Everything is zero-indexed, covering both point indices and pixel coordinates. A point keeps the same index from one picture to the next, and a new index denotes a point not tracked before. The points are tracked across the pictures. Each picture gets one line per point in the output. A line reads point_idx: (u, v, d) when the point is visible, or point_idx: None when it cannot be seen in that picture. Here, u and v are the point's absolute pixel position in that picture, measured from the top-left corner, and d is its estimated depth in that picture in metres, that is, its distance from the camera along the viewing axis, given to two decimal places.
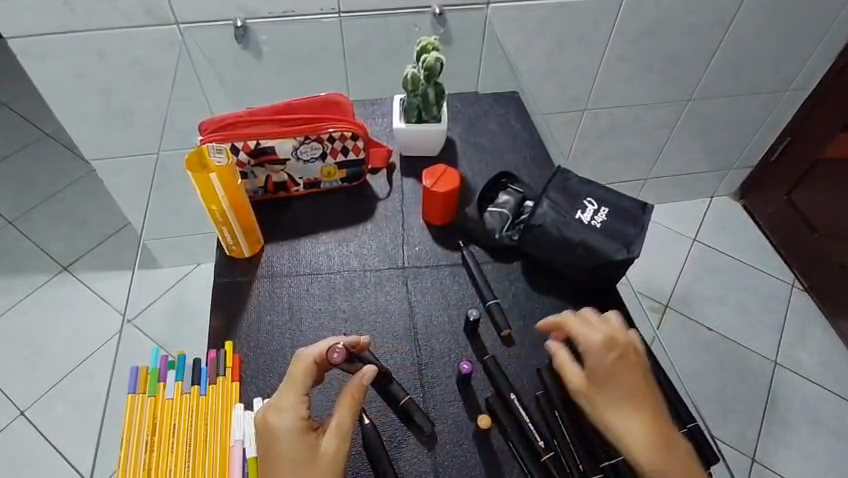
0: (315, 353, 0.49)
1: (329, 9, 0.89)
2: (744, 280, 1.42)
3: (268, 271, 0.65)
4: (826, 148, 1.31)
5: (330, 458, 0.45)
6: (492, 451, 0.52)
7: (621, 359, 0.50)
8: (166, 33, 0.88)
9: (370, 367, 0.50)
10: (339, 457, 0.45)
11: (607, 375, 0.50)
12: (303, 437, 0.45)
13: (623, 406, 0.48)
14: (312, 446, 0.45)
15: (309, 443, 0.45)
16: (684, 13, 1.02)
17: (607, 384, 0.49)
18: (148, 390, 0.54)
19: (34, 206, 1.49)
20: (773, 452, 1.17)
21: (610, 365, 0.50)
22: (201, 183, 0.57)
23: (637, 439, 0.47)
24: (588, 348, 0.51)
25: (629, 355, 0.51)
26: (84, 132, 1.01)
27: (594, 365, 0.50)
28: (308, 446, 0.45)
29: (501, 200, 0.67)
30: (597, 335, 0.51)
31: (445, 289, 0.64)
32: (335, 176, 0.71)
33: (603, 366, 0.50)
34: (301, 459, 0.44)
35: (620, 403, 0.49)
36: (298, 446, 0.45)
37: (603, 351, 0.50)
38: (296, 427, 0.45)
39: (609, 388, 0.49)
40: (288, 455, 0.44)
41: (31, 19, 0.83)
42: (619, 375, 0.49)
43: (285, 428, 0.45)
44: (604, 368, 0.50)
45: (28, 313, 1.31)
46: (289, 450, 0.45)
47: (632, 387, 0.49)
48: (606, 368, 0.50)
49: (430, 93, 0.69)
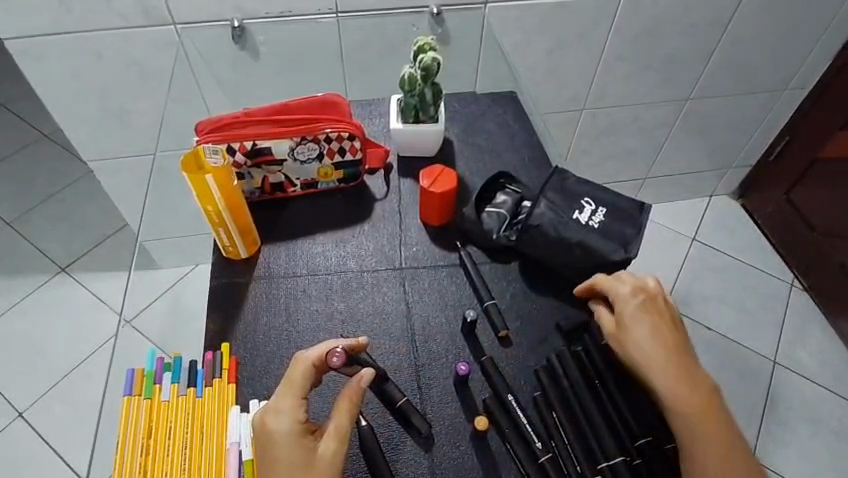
0: (314, 356, 0.49)
1: (326, 9, 0.89)
2: (743, 279, 1.42)
3: (265, 272, 0.65)
4: (825, 147, 1.31)
5: (327, 463, 0.45)
6: (489, 452, 0.52)
7: (648, 303, 0.54)
8: (163, 34, 0.87)
9: (368, 370, 0.49)
10: (337, 461, 0.45)
11: (636, 314, 0.53)
12: (301, 439, 0.45)
13: (651, 341, 0.52)
14: (310, 449, 0.45)
15: (307, 446, 0.45)
16: (682, 13, 1.02)
17: (635, 322, 0.53)
18: (144, 392, 0.54)
19: (33, 207, 1.49)
20: (773, 452, 1.16)
21: (638, 306, 0.54)
22: (196, 185, 0.57)
23: (662, 370, 0.51)
24: (618, 292, 0.55)
25: (656, 301, 0.55)
26: (82, 132, 1.01)
27: (623, 309, 0.54)
28: (306, 450, 0.45)
29: (499, 200, 0.67)
30: (626, 283, 0.56)
31: (442, 289, 0.64)
32: (332, 177, 0.71)
33: (632, 308, 0.54)
34: (298, 462, 0.44)
35: (646, 338, 0.52)
36: (295, 449, 0.45)
37: (632, 294, 0.54)
38: (293, 429, 0.45)
39: (636, 325, 0.53)
40: (287, 457, 0.44)
41: (28, 20, 0.82)
42: (647, 314, 0.53)
43: (284, 429, 0.45)
44: (632, 309, 0.54)
45: (26, 314, 1.31)
46: (288, 452, 0.45)
47: (660, 324, 0.53)
48: (635, 308, 0.54)
49: (427, 93, 0.69)
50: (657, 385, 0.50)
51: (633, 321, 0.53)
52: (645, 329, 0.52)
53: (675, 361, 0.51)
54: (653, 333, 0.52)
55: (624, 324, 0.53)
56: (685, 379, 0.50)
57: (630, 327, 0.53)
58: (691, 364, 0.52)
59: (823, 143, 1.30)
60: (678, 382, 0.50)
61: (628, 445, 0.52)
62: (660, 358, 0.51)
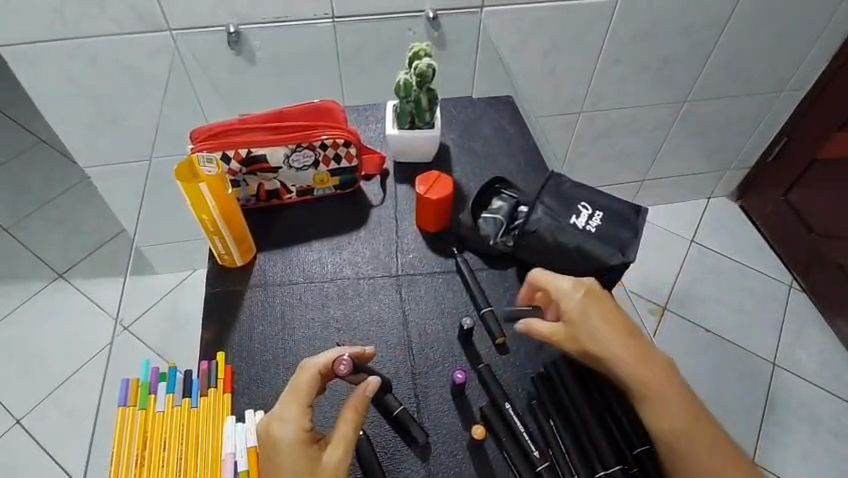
0: (322, 362, 0.48)
1: (322, 14, 0.88)
2: (741, 280, 1.42)
3: (261, 280, 0.65)
4: (824, 148, 1.30)
5: (331, 473, 0.43)
6: (487, 461, 0.52)
7: (591, 296, 0.52)
8: (158, 40, 0.87)
9: (375, 379, 0.49)
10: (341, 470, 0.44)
11: (584, 315, 0.51)
12: (304, 446, 0.44)
13: (605, 339, 0.50)
14: (314, 457, 0.44)
15: (310, 455, 0.44)
16: (679, 14, 1.02)
17: (588, 319, 0.51)
18: (138, 402, 0.54)
19: (29, 213, 1.49)
20: (773, 453, 1.16)
21: (585, 304, 0.52)
22: (189, 193, 0.57)
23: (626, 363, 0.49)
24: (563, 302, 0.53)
25: (602, 298, 0.53)
26: (77, 138, 1.00)
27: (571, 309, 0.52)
28: (309, 458, 0.44)
29: (494, 206, 0.66)
30: (564, 282, 0.54)
31: (439, 296, 0.63)
32: (327, 183, 0.70)
33: (577, 308, 0.52)
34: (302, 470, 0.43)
35: (600, 337, 0.51)
36: (298, 456, 0.44)
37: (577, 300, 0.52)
38: (296, 436, 0.45)
39: (590, 328, 0.51)
40: (289, 465, 0.43)
41: (21, 27, 0.82)
42: (596, 310, 0.52)
43: (286, 437, 0.44)
44: (580, 309, 0.52)
45: (21, 320, 1.31)
46: (289, 460, 0.44)
47: (612, 318, 0.51)
48: (581, 309, 0.52)
49: (423, 99, 0.68)
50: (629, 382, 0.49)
51: (587, 321, 0.51)
52: (600, 324, 0.51)
53: (630, 350, 0.50)
54: (608, 330, 0.51)
55: (576, 326, 0.52)
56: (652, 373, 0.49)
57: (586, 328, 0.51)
58: (654, 356, 0.50)
59: (821, 144, 1.30)
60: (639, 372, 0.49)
61: (627, 454, 0.51)
62: (618, 353, 0.50)
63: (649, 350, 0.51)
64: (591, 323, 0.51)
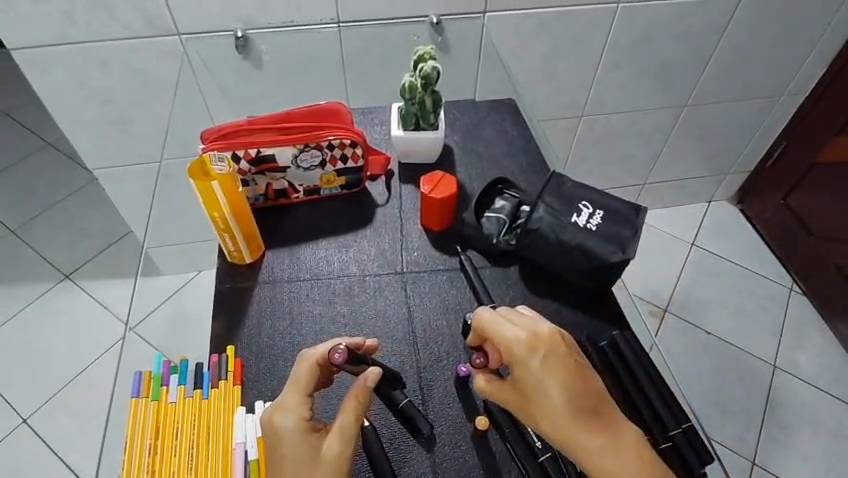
0: (317, 353, 0.50)
1: (328, 19, 0.91)
2: (741, 283, 1.43)
3: (269, 276, 0.66)
4: (822, 152, 1.32)
5: (332, 460, 0.44)
6: (490, 452, 0.53)
7: (548, 358, 0.45)
8: (167, 45, 0.89)
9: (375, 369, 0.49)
10: (344, 456, 0.45)
11: (536, 383, 0.45)
12: (307, 435, 0.46)
13: (559, 416, 0.43)
14: (317, 443, 0.45)
15: (313, 441, 0.45)
16: (677, 20, 1.04)
17: (541, 388, 0.44)
18: (151, 394, 0.55)
19: (36, 215, 1.51)
20: (774, 455, 1.17)
21: (540, 368, 0.45)
22: (202, 191, 0.59)
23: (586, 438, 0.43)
24: (519, 361, 0.46)
25: (564, 357, 0.46)
26: (85, 141, 1.02)
27: (525, 370, 0.45)
28: (312, 445, 0.45)
29: (497, 206, 0.68)
30: (517, 337, 0.47)
31: (443, 292, 0.65)
32: (334, 183, 0.72)
33: (530, 375, 0.45)
34: (306, 457, 0.44)
35: (553, 412, 0.44)
36: (302, 445, 0.45)
37: (534, 361, 0.45)
38: (297, 427, 0.46)
39: (548, 394, 0.44)
40: (293, 453, 0.45)
41: (33, 31, 0.84)
42: (551, 378, 0.44)
43: (288, 427, 0.46)
44: (536, 373, 0.45)
45: (29, 321, 1.32)
46: (292, 450, 0.45)
47: (573, 383, 0.44)
48: (533, 374, 0.45)
49: (427, 101, 0.70)
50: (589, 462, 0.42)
51: (540, 388, 0.44)
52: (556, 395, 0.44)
53: (588, 431, 0.43)
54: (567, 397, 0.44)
55: (529, 394, 0.45)
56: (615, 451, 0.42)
57: (542, 398, 0.44)
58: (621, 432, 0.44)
59: (819, 148, 1.32)
60: (597, 459, 0.42)
61: None
62: (572, 434, 0.43)
63: (615, 424, 0.44)
64: (544, 392, 0.44)
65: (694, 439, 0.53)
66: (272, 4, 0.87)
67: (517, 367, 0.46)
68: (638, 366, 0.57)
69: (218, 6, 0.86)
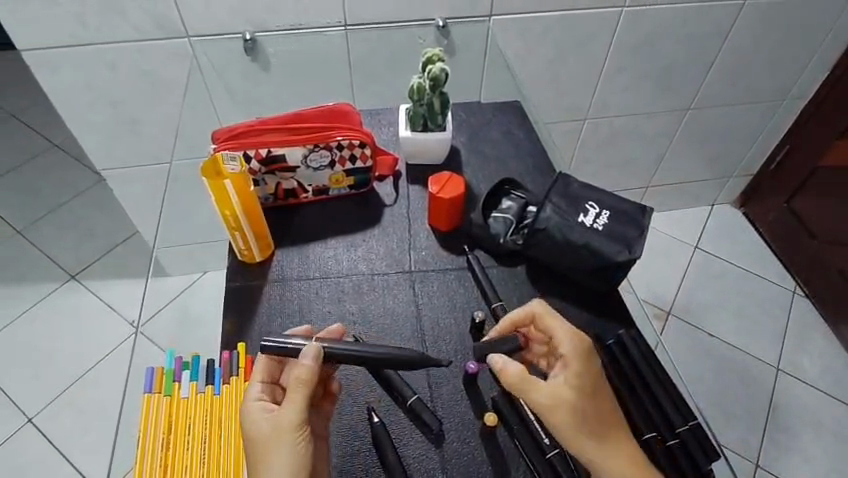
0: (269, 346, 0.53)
1: (336, 22, 0.92)
2: (744, 286, 1.44)
3: (279, 275, 0.67)
4: (824, 155, 1.33)
5: (278, 427, 0.46)
6: (498, 448, 0.54)
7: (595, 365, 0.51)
8: (176, 47, 0.90)
9: (316, 345, 0.50)
10: (289, 430, 0.46)
11: (590, 384, 0.49)
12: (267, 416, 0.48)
13: (599, 417, 0.48)
14: (273, 421, 0.47)
15: (271, 421, 0.47)
16: (681, 24, 1.04)
17: (592, 390, 0.49)
18: (164, 389, 0.56)
19: (42, 216, 1.51)
20: (777, 457, 1.17)
21: (593, 373, 0.50)
22: (215, 190, 0.59)
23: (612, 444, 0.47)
24: (574, 363, 0.50)
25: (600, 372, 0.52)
26: (94, 142, 1.03)
27: (581, 373, 0.49)
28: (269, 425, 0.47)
29: (504, 206, 0.69)
30: (576, 339, 0.51)
31: (451, 291, 0.65)
32: (342, 183, 0.73)
33: (586, 376, 0.49)
34: (264, 437, 0.46)
35: (597, 413, 0.48)
36: (263, 428, 0.47)
37: (590, 366, 0.50)
38: (259, 411, 0.48)
39: (595, 398, 0.49)
40: (255, 436, 0.47)
41: (44, 33, 0.85)
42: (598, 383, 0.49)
43: (251, 413, 0.48)
44: (588, 376, 0.49)
45: (35, 321, 1.33)
46: (257, 434, 0.47)
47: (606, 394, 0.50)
48: (588, 376, 0.49)
49: (434, 103, 0.71)
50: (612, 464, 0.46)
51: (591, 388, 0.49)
52: (599, 397, 0.49)
53: (617, 435, 0.48)
54: (604, 404, 0.49)
55: (581, 391, 0.48)
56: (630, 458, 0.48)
57: (591, 398, 0.48)
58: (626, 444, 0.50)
59: (822, 152, 1.32)
60: (623, 462, 0.47)
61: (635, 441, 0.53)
62: (606, 435, 0.47)
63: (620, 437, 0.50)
64: (592, 394, 0.49)
65: (699, 437, 0.53)
66: (280, 7, 0.88)
67: (570, 368, 0.50)
68: (644, 365, 0.58)
69: (227, 8, 0.87)
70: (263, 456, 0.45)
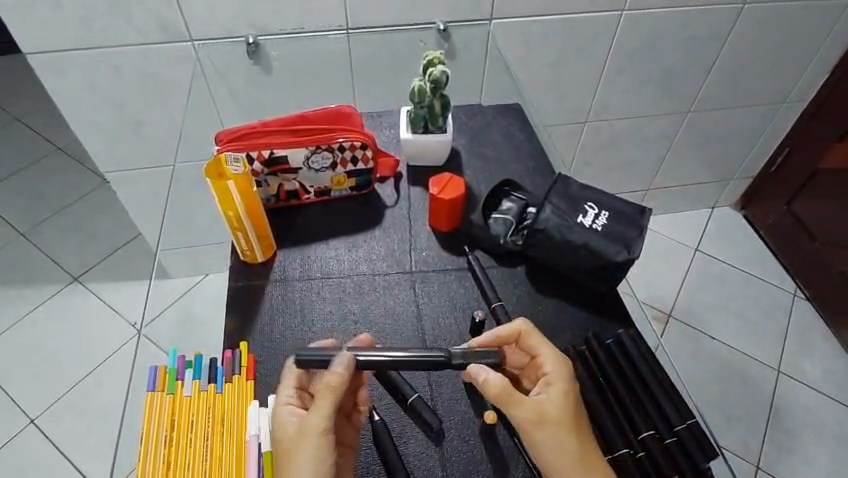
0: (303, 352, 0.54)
1: (337, 26, 0.93)
2: (745, 288, 1.44)
3: (280, 275, 0.68)
4: (824, 158, 1.33)
5: (305, 431, 0.48)
6: (498, 446, 0.54)
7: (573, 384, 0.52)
8: (180, 50, 0.91)
9: (348, 354, 0.50)
10: (315, 434, 0.47)
11: (572, 400, 0.50)
12: (298, 421, 0.49)
13: (581, 433, 0.49)
14: (301, 427, 0.48)
15: (300, 427, 0.48)
16: (681, 27, 1.05)
17: (576, 407, 0.50)
18: (167, 387, 0.57)
19: (45, 219, 1.52)
20: (778, 459, 1.17)
21: (575, 392, 0.51)
22: (219, 190, 0.60)
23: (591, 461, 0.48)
24: (560, 381, 0.51)
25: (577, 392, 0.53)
26: (98, 145, 1.04)
27: (565, 390, 0.50)
28: (298, 431, 0.48)
29: (504, 207, 0.69)
30: (556, 359, 0.52)
31: (451, 291, 0.66)
32: (344, 185, 0.74)
33: (569, 394, 0.50)
34: (293, 441, 0.48)
35: (579, 429, 0.49)
36: (292, 433, 0.48)
37: (573, 385, 0.51)
38: (287, 417, 0.49)
39: (577, 416, 0.50)
40: (285, 441, 0.48)
41: (50, 37, 0.86)
42: (578, 400, 0.51)
43: (284, 417, 0.50)
44: (571, 395, 0.50)
45: (38, 323, 1.33)
46: (286, 439, 0.48)
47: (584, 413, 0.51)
48: (571, 393, 0.50)
49: (435, 105, 0.71)
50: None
51: (574, 405, 0.50)
52: (580, 414, 0.50)
53: (597, 453, 0.49)
54: (584, 422, 0.50)
55: (566, 408, 0.49)
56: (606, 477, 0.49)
57: (574, 415, 0.50)
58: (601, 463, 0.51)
59: (822, 154, 1.33)
60: None
61: (632, 439, 0.53)
62: (588, 451, 0.48)
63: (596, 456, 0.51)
64: (576, 411, 0.50)
65: (698, 435, 0.54)
66: (284, 10, 0.89)
67: (555, 386, 0.50)
68: (643, 364, 0.58)
69: (231, 11, 0.88)
70: (290, 462, 0.47)
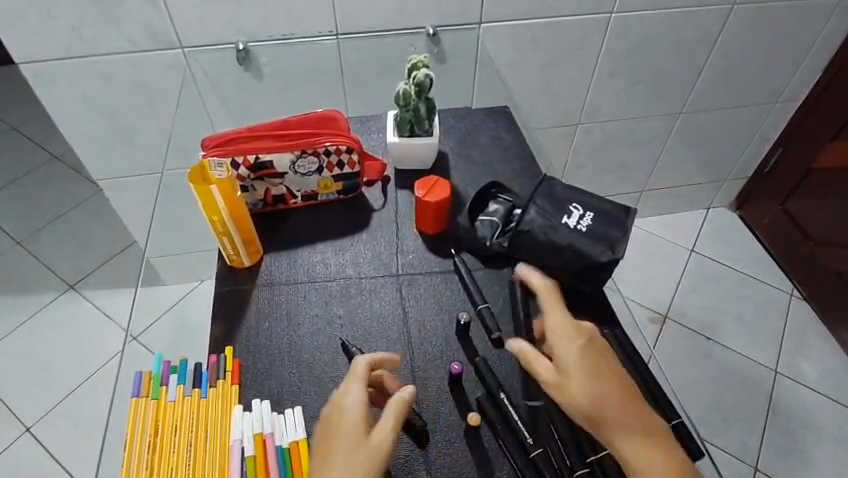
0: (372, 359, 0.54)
1: (326, 32, 0.94)
2: (741, 289, 1.44)
3: (267, 279, 0.68)
4: (818, 157, 1.33)
5: (378, 446, 0.47)
6: (482, 448, 0.54)
7: (592, 348, 0.51)
8: (170, 57, 0.92)
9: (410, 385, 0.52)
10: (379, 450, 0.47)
11: (586, 365, 0.50)
12: (354, 443, 0.47)
13: (603, 393, 0.48)
14: (362, 449, 0.46)
15: (359, 448, 0.47)
16: (670, 30, 1.06)
17: (586, 374, 0.49)
18: (151, 393, 0.57)
19: (41, 227, 1.53)
20: (776, 462, 1.16)
21: (592, 357, 0.50)
22: (202, 195, 0.60)
23: (621, 422, 0.47)
24: (572, 349, 0.51)
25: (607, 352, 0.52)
26: (92, 153, 1.05)
27: (575, 358, 0.50)
28: (358, 454, 0.46)
29: (490, 209, 0.69)
30: (572, 327, 0.53)
31: (437, 294, 0.66)
32: (331, 189, 0.74)
33: (582, 356, 0.50)
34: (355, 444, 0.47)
35: (600, 389, 0.48)
36: (345, 459, 0.46)
37: (587, 349, 0.51)
38: (344, 441, 0.47)
39: (596, 377, 0.49)
40: (339, 465, 0.45)
41: (42, 47, 0.87)
42: (595, 365, 0.50)
43: (341, 434, 0.48)
44: (586, 360, 0.50)
45: (33, 332, 1.33)
46: (337, 461, 0.46)
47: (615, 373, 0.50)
48: (582, 359, 0.50)
49: (421, 108, 0.72)
50: (624, 444, 0.46)
51: (584, 372, 0.49)
52: (594, 379, 0.49)
53: (627, 412, 0.47)
54: (611, 383, 0.49)
55: (578, 368, 0.49)
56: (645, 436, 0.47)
57: (584, 384, 0.48)
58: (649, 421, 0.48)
59: (816, 154, 1.33)
60: (633, 437, 0.46)
61: None
62: (614, 412, 0.47)
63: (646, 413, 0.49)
64: (592, 376, 0.49)
65: (682, 435, 0.54)
66: (273, 18, 0.90)
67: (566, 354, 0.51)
68: (629, 365, 0.58)
69: (219, 20, 0.89)
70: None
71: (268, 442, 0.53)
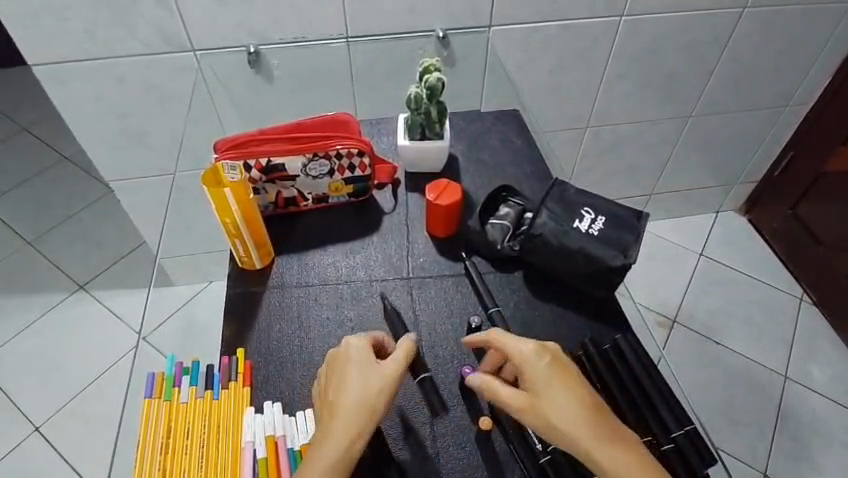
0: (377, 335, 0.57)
1: (337, 34, 0.94)
2: (750, 293, 1.43)
3: (278, 281, 0.68)
4: (829, 160, 1.32)
5: (389, 376, 0.50)
6: (493, 451, 0.54)
7: (555, 364, 0.49)
8: (182, 59, 0.92)
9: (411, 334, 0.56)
10: (387, 380, 0.50)
11: (549, 387, 0.48)
12: (365, 378, 0.50)
13: (572, 413, 0.46)
14: (374, 377, 0.50)
15: (370, 378, 0.50)
16: (681, 31, 1.05)
17: (551, 392, 0.48)
18: (163, 394, 0.57)
19: (51, 227, 1.54)
20: (785, 467, 1.15)
21: (555, 376, 0.48)
22: (215, 197, 0.61)
23: (595, 442, 0.45)
24: (533, 370, 0.49)
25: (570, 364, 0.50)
26: (103, 155, 1.05)
27: (537, 380, 0.49)
28: (369, 383, 0.49)
29: (501, 213, 0.69)
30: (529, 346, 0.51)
31: (447, 297, 0.66)
32: (342, 191, 0.74)
33: (542, 377, 0.49)
34: (364, 376, 0.50)
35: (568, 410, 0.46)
36: (358, 393, 0.49)
37: (547, 367, 0.49)
38: (358, 371, 0.50)
39: (562, 397, 0.47)
40: (353, 394, 0.49)
41: (55, 49, 0.87)
42: (560, 382, 0.48)
43: (349, 368, 0.51)
44: (547, 379, 0.48)
45: (42, 332, 1.34)
46: (349, 397, 0.49)
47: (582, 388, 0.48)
48: (544, 381, 0.48)
49: (432, 111, 0.72)
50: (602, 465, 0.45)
51: (551, 395, 0.47)
52: (559, 397, 0.47)
53: (598, 430, 0.46)
54: (577, 398, 0.47)
55: (541, 392, 0.48)
56: (621, 451, 0.45)
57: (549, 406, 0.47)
58: (623, 433, 0.47)
59: (826, 158, 1.32)
60: (608, 455, 0.45)
61: None
62: (587, 433, 0.46)
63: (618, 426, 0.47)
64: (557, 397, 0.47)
65: (695, 440, 0.54)
66: (284, 19, 0.90)
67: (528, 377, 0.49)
68: (641, 370, 0.58)
69: (230, 21, 0.89)
70: (360, 412, 0.48)
71: (281, 445, 0.54)
